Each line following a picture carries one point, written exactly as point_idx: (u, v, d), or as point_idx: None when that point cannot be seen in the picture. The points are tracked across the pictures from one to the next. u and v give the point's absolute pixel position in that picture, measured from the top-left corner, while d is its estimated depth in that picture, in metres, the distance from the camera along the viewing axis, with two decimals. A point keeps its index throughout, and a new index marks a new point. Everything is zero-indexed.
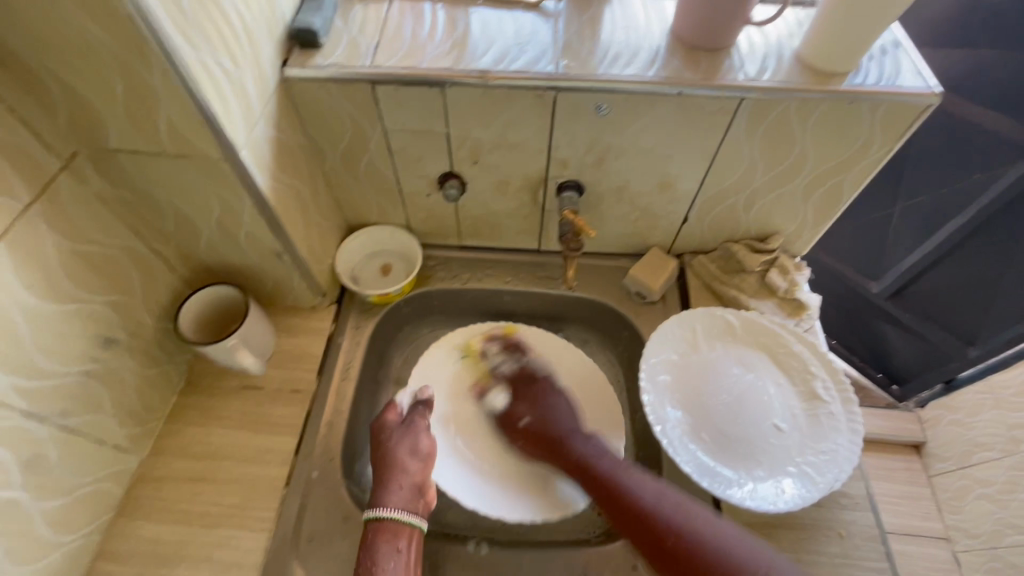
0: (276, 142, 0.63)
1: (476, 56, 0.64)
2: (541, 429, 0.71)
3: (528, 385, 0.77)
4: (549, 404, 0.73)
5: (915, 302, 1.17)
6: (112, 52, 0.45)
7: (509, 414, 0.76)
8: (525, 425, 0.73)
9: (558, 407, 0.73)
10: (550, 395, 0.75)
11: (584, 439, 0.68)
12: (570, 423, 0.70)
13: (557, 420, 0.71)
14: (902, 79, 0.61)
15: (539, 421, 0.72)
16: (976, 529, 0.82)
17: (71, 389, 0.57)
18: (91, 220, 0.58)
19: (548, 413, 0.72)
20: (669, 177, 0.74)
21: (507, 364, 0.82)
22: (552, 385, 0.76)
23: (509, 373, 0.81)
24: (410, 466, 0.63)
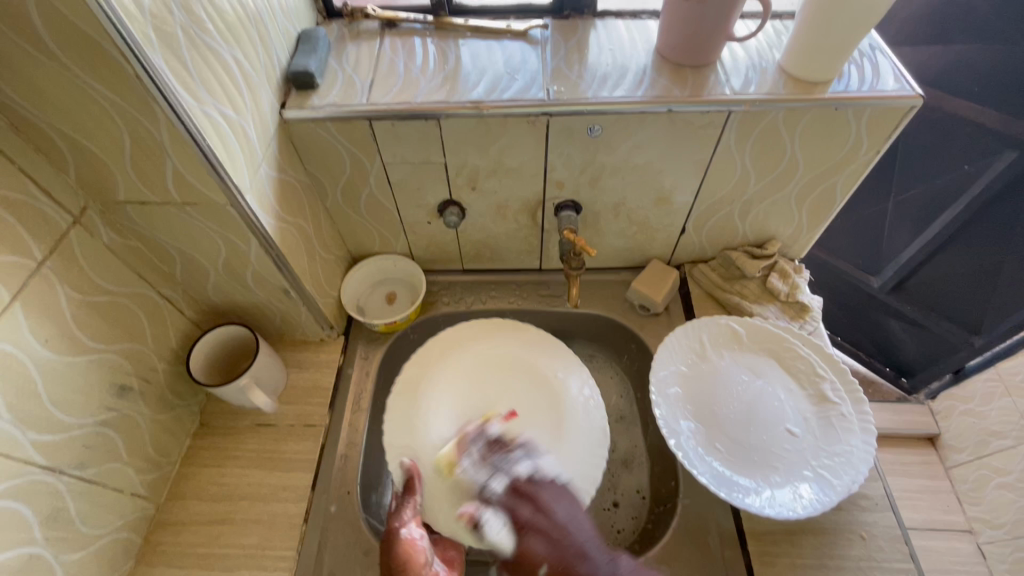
0: (279, 182, 0.65)
1: (468, 87, 0.66)
2: (569, 572, 0.55)
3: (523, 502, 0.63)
4: (562, 516, 0.61)
5: (917, 295, 1.17)
6: (119, 110, 0.46)
7: (523, 560, 0.59)
8: (548, 565, 0.57)
9: (569, 527, 0.60)
10: (558, 511, 0.61)
11: (609, 564, 0.55)
12: (595, 553, 0.57)
13: (554, 540, 0.58)
14: (884, 84, 0.63)
15: (530, 557, 0.58)
16: (999, 520, 0.82)
17: (88, 439, 0.58)
18: (102, 272, 0.59)
19: (570, 548, 0.57)
20: (664, 190, 0.75)
21: (498, 475, 0.67)
22: (556, 492, 0.64)
23: (498, 487, 0.66)
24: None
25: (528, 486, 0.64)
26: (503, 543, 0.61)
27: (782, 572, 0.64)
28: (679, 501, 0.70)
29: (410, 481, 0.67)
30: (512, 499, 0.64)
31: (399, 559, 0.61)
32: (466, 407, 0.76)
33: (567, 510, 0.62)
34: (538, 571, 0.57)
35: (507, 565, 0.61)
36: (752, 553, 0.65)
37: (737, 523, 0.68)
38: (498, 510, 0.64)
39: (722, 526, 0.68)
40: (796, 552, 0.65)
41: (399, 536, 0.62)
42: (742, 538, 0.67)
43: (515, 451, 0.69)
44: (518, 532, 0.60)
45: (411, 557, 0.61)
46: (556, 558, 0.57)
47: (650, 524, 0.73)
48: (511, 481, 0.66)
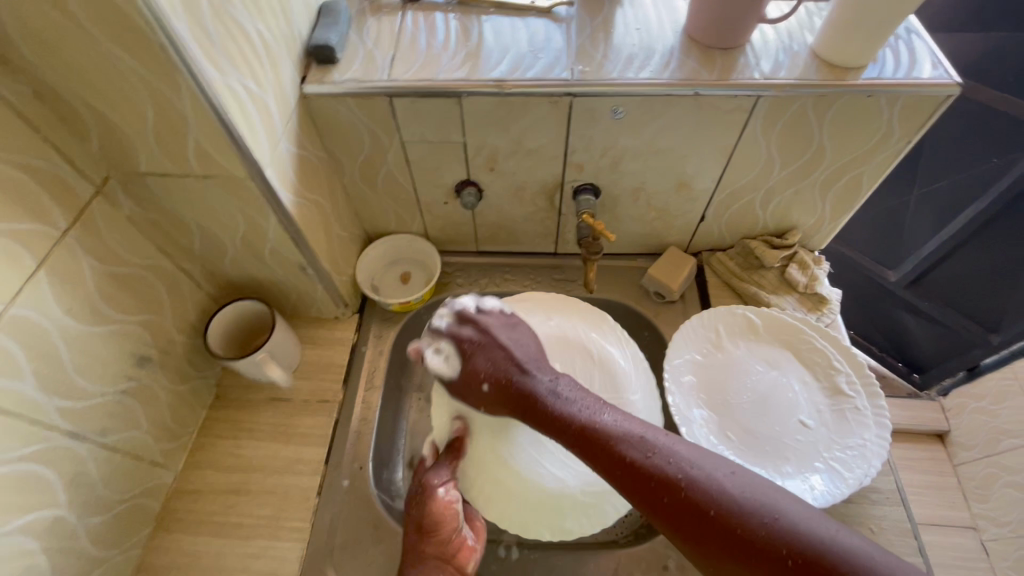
0: (298, 157, 0.64)
1: (491, 65, 0.65)
2: (507, 386, 0.57)
3: (478, 338, 0.61)
4: (504, 346, 0.60)
5: (935, 290, 1.14)
6: (143, 79, 0.46)
7: (467, 377, 0.60)
8: (489, 389, 0.59)
9: (513, 351, 0.59)
10: (509, 343, 0.60)
11: (549, 384, 0.56)
12: (540, 373, 0.57)
13: (511, 371, 0.58)
14: (919, 71, 0.61)
15: (485, 379, 0.59)
16: (1004, 518, 0.82)
17: (110, 406, 0.59)
18: (124, 243, 0.59)
19: (510, 370, 0.58)
20: (686, 176, 0.74)
21: (453, 306, 0.64)
22: (504, 331, 0.62)
23: (450, 320, 0.62)
24: (447, 538, 0.59)
25: (476, 320, 0.62)
26: (445, 368, 0.61)
27: None
28: None
29: (460, 445, 0.65)
30: (459, 329, 0.62)
31: (433, 516, 0.59)
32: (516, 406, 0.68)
33: (508, 338, 0.61)
34: (482, 392, 0.59)
35: (454, 386, 0.62)
36: None
37: None
38: (449, 343, 0.61)
39: None
40: None
41: (438, 493, 0.60)
42: None
43: (480, 313, 0.63)
44: (464, 358, 0.60)
45: (445, 519, 0.59)
46: (497, 375, 0.58)
47: None
48: (459, 312, 0.63)
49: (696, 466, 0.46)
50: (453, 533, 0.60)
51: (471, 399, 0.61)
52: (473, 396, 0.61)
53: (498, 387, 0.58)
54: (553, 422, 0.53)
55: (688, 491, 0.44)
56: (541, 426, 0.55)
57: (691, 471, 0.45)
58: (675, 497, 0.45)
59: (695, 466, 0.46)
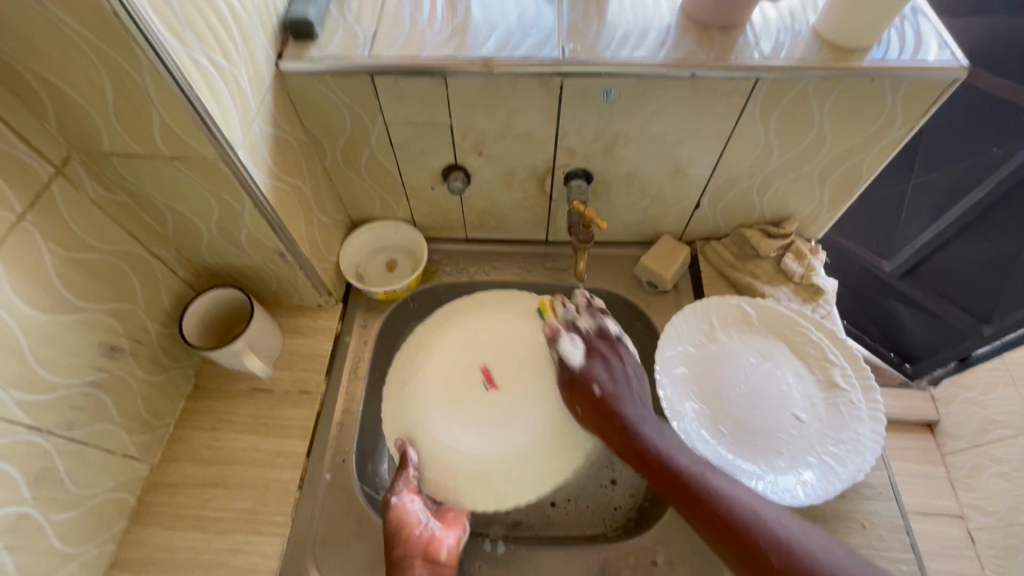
0: (274, 138, 0.61)
1: (478, 42, 0.61)
2: (615, 408, 0.66)
3: (604, 350, 0.70)
4: (626, 371, 0.69)
5: (929, 281, 1.12)
6: (98, 51, 0.42)
7: (584, 378, 0.69)
8: (599, 394, 0.67)
9: (632, 381, 0.68)
10: (631, 369, 0.69)
11: (658, 432, 0.64)
12: (642, 414, 0.66)
13: (624, 400, 0.66)
14: (925, 53, 0.58)
15: (602, 392, 0.67)
16: (990, 507, 0.81)
17: (77, 399, 0.56)
18: (89, 227, 0.56)
19: (624, 392, 0.67)
20: (681, 162, 0.71)
21: (592, 317, 0.72)
22: (632, 359, 0.70)
23: (590, 329, 0.71)
24: (411, 537, 0.61)
25: (604, 342, 0.70)
26: (572, 357, 0.70)
27: None
28: None
29: (403, 455, 0.68)
30: (596, 342, 0.71)
31: (393, 523, 0.62)
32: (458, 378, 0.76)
33: (627, 367, 0.69)
34: (591, 393, 0.67)
35: (565, 375, 0.70)
36: None
37: None
38: (581, 344, 0.70)
39: None
40: None
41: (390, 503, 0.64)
42: None
43: (612, 338, 0.71)
44: (591, 362, 0.69)
45: (402, 521, 0.62)
46: (610, 390, 0.67)
47: (647, 502, 0.72)
48: (597, 325, 0.72)
49: (795, 535, 0.54)
50: (416, 530, 0.62)
51: (571, 398, 0.70)
52: (576, 398, 0.69)
53: (608, 402, 0.66)
54: (650, 455, 0.62)
55: (772, 555, 0.53)
56: (636, 461, 0.63)
57: (785, 539, 0.54)
58: (767, 554, 0.53)
59: (788, 533, 0.55)
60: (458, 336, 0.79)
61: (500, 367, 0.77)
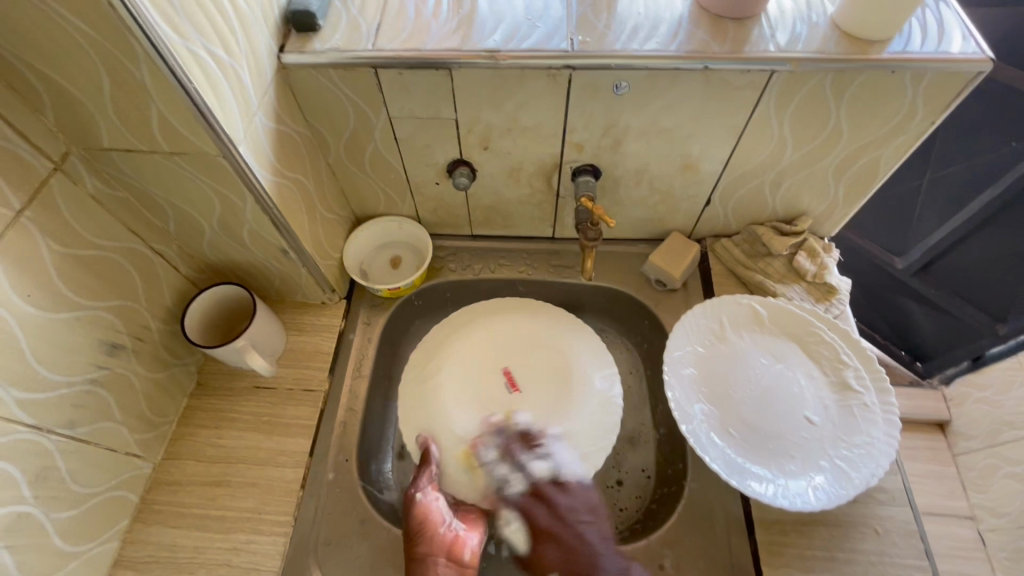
0: (277, 133, 0.60)
1: (484, 34, 0.60)
2: (581, 573, 0.62)
3: (544, 506, 0.66)
4: (576, 525, 0.65)
5: (944, 278, 1.09)
6: (95, 44, 0.41)
7: (536, 565, 0.64)
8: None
9: (582, 529, 0.65)
10: (574, 517, 0.66)
11: (621, 569, 0.62)
12: (608, 561, 0.62)
13: (582, 555, 0.63)
14: (948, 45, 0.56)
15: (552, 557, 0.64)
16: (1002, 508, 0.73)
17: (78, 397, 0.56)
18: (90, 223, 0.55)
19: (583, 551, 0.63)
20: (692, 157, 0.69)
21: (519, 471, 0.69)
22: (571, 499, 0.67)
23: (521, 488, 0.68)
24: (435, 535, 0.62)
25: (547, 487, 0.67)
26: (518, 539, 0.66)
27: (791, 562, 0.61)
28: (686, 484, 0.68)
29: (426, 451, 0.68)
30: (530, 501, 0.67)
31: (416, 521, 0.63)
32: (479, 375, 0.76)
33: (571, 509, 0.66)
34: None
35: (517, 557, 0.66)
36: (760, 543, 0.62)
37: (745, 510, 0.65)
38: (518, 513, 0.67)
39: (728, 511, 0.65)
40: (806, 543, 0.62)
41: (415, 500, 0.64)
42: (750, 526, 0.64)
43: (537, 450, 0.69)
44: (536, 536, 0.65)
45: (427, 519, 0.63)
46: (568, 563, 0.63)
47: (654, 504, 0.71)
48: (534, 480, 0.68)
49: None
50: (440, 529, 0.62)
51: None
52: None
53: (562, 572, 0.63)
54: None
55: None
56: None
57: None
58: None
59: None
60: (478, 335, 0.79)
61: (520, 369, 0.76)
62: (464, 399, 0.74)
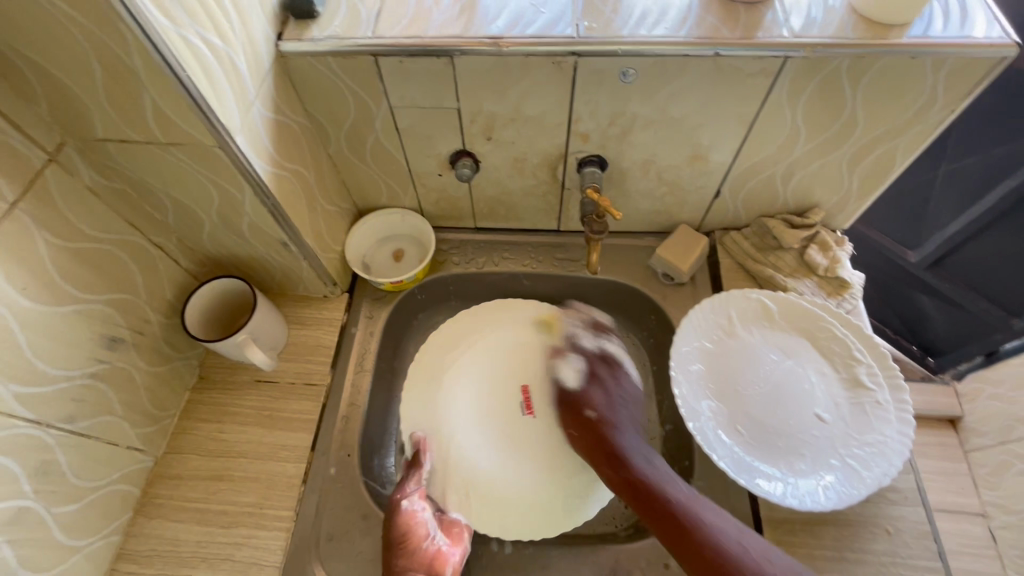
0: (275, 123, 0.59)
1: (487, 20, 0.58)
2: (604, 431, 0.68)
3: (604, 369, 0.75)
4: (619, 399, 0.72)
5: (958, 272, 1.07)
6: (85, 31, 0.40)
7: (575, 400, 0.73)
8: (590, 416, 0.70)
9: (620, 408, 0.72)
10: (618, 393, 0.73)
11: (649, 464, 0.64)
12: (631, 436, 0.68)
13: (614, 413, 0.71)
14: (971, 29, 0.54)
15: (591, 399, 0.72)
16: (1014, 505, 0.72)
17: (77, 391, 0.55)
18: (86, 215, 0.54)
19: (614, 416, 0.70)
20: (701, 147, 0.67)
21: (591, 339, 0.79)
22: (621, 388, 0.74)
23: (591, 351, 0.78)
24: (417, 549, 0.59)
25: (599, 359, 0.76)
26: (568, 380, 0.76)
27: (800, 562, 0.60)
28: (692, 482, 0.67)
29: (417, 454, 0.69)
30: (595, 363, 0.76)
31: (400, 530, 0.60)
32: (488, 389, 0.77)
33: (620, 391, 0.74)
34: (580, 416, 0.71)
35: (560, 395, 0.75)
36: (769, 543, 0.61)
37: (753, 509, 0.63)
38: (581, 368, 0.76)
39: (735, 510, 0.64)
40: (815, 543, 0.61)
41: (402, 507, 0.62)
42: (757, 525, 0.63)
43: (597, 330, 0.80)
44: (587, 382, 0.74)
45: (411, 530, 0.60)
46: (601, 410, 0.71)
47: None
48: (602, 351, 0.77)
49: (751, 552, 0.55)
50: (423, 542, 0.60)
51: (563, 419, 0.73)
52: (567, 420, 0.72)
53: (591, 411, 0.71)
54: (633, 470, 0.63)
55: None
56: (619, 465, 0.65)
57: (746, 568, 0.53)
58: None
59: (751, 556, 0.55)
60: (488, 351, 0.80)
61: (540, 395, 0.77)
62: (474, 417, 0.75)
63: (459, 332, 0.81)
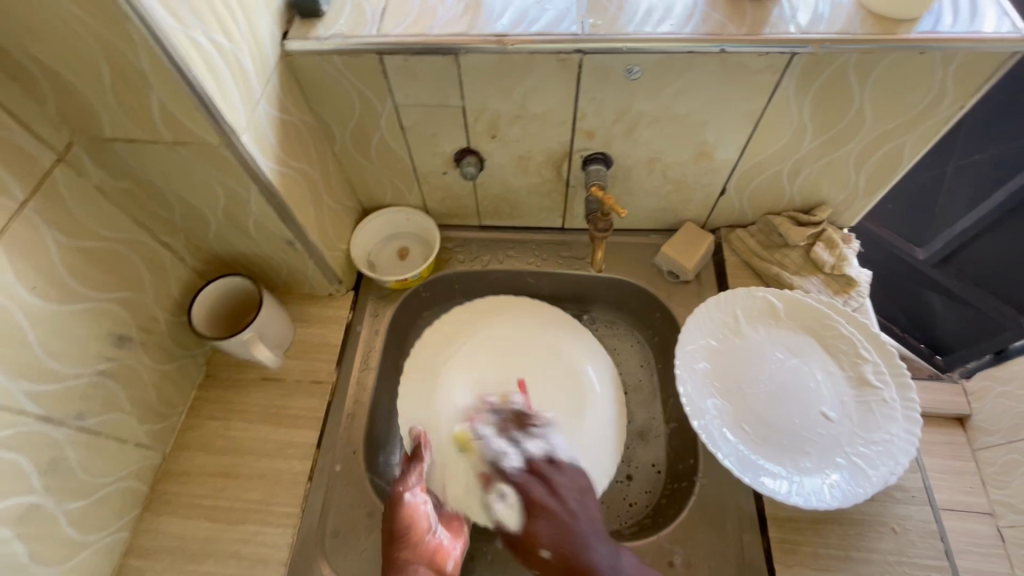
0: (281, 122, 0.59)
1: (492, 18, 0.58)
2: (567, 557, 0.55)
3: (543, 482, 0.62)
4: (572, 505, 0.60)
5: (967, 269, 1.05)
6: (92, 31, 0.40)
7: (526, 540, 0.59)
8: (550, 556, 0.56)
9: (566, 513, 0.59)
10: (569, 495, 0.61)
11: (612, 560, 0.55)
12: (603, 548, 0.56)
13: (574, 529, 0.57)
14: (981, 24, 0.53)
15: (544, 523, 0.58)
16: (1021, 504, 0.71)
17: (87, 389, 0.56)
18: (94, 214, 0.55)
19: (579, 538, 0.57)
20: (707, 145, 0.67)
21: (513, 445, 0.66)
22: (534, 486, 0.62)
23: (521, 464, 0.64)
24: (419, 542, 0.59)
25: (543, 463, 0.64)
26: (510, 518, 0.62)
27: (805, 560, 0.60)
28: (697, 480, 0.67)
29: (417, 449, 0.67)
30: (528, 474, 0.63)
31: (402, 524, 0.60)
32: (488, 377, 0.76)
33: (571, 488, 0.62)
34: (540, 559, 0.57)
35: (511, 541, 0.61)
36: (774, 541, 0.61)
37: (758, 507, 0.63)
38: (513, 489, 0.63)
39: (740, 508, 0.64)
40: (821, 541, 0.61)
41: (403, 501, 0.62)
42: (762, 524, 0.62)
43: (533, 430, 0.68)
44: (529, 510, 0.60)
45: (413, 524, 0.60)
46: (558, 544, 0.56)
47: (664, 499, 0.70)
48: (528, 458, 0.65)
49: None
50: (425, 535, 0.60)
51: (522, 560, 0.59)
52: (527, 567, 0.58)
53: (552, 548, 0.56)
54: None
55: None
56: None
57: None
58: None
59: None
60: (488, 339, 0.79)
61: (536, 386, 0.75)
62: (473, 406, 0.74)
63: (456, 326, 0.80)
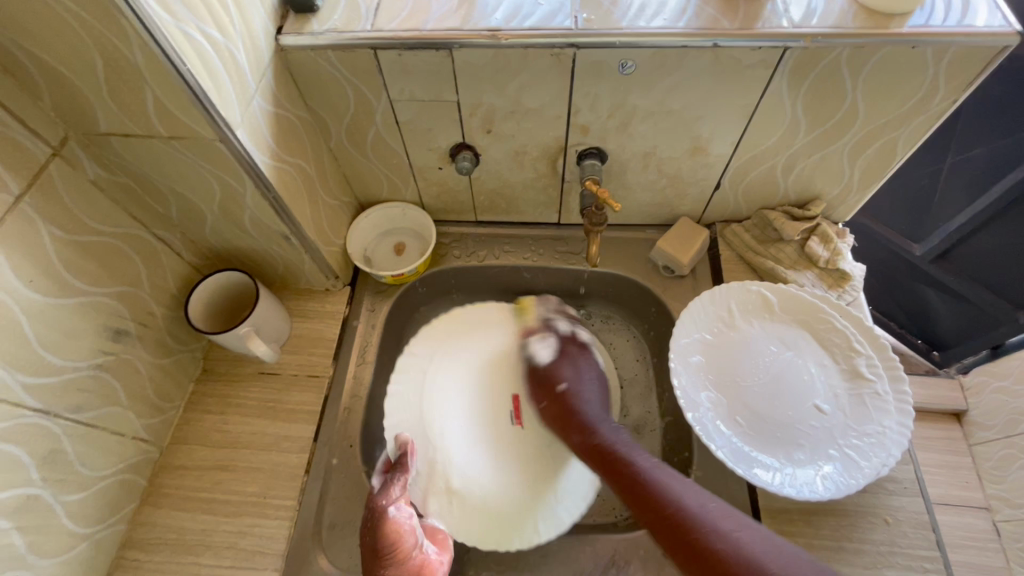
0: (276, 117, 0.59)
1: (486, 13, 0.58)
2: (575, 404, 0.70)
3: (575, 347, 0.76)
4: (586, 376, 0.74)
5: (963, 264, 1.06)
6: (86, 26, 0.41)
7: (549, 373, 0.74)
8: (563, 391, 0.71)
9: (585, 396, 0.71)
10: (588, 374, 0.74)
11: (613, 429, 0.67)
12: (609, 424, 0.67)
13: (585, 391, 0.72)
14: (973, 18, 0.53)
15: (567, 373, 0.73)
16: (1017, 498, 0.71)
17: (84, 382, 0.56)
18: (90, 209, 0.55)
19: (586, 393, 0.71)
20: (701, 139, 0.67)
21: (568, 325, 0.79)
22: (572, 375, 0.73)
23: (562, 330, 0.78)
24: (406, 560, 0.56)
25: (576, 343, 0.76)
26: (544, 356, 0.76)
27: (798, 551, 0.60)
28: (691, 472, 0.67)
29: (404, 458, 0.65)
30: (564, 342, 0.77)
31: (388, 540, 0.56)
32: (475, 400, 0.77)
33: (593, 374, 0.75)
34: (556, 388, 0.72)
35: (535, 370, 0.75)
36: None
37: (752, 499, 0.64)
38: (552, 346, 0.77)
39: (734, 501, 0.64)
40: (813, 532, 0.61)
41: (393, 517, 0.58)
42: (756, 515, 0.63)
43: (569, 318, 0.80)
44: (559, 361, 0.75)
45: (399, 540, 0.56)
46: (574, 385, 0.72)
47: None
48: (573, 331, 0.78)
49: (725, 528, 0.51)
50: (413, 551, 0.57)
51: (537, 393, 0.74)
52: (541, 396, 0.73)
53: (564, 389, 0.72)
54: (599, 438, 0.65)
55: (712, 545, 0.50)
56: (590, 435, 0.66)
57: (721, 530, 0.51)
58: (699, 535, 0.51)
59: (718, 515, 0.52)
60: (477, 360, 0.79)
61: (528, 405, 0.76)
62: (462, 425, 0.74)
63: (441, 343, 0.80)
